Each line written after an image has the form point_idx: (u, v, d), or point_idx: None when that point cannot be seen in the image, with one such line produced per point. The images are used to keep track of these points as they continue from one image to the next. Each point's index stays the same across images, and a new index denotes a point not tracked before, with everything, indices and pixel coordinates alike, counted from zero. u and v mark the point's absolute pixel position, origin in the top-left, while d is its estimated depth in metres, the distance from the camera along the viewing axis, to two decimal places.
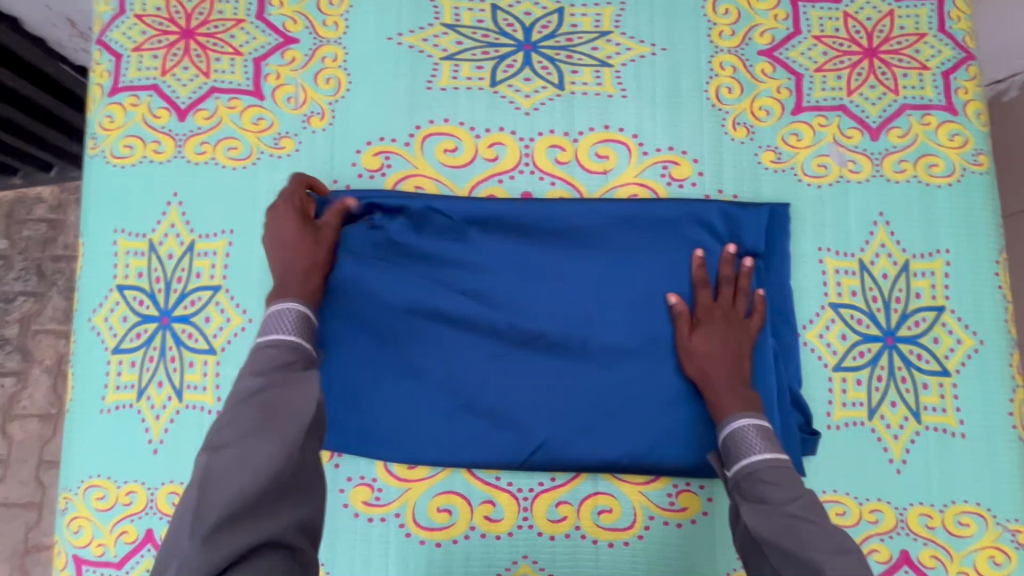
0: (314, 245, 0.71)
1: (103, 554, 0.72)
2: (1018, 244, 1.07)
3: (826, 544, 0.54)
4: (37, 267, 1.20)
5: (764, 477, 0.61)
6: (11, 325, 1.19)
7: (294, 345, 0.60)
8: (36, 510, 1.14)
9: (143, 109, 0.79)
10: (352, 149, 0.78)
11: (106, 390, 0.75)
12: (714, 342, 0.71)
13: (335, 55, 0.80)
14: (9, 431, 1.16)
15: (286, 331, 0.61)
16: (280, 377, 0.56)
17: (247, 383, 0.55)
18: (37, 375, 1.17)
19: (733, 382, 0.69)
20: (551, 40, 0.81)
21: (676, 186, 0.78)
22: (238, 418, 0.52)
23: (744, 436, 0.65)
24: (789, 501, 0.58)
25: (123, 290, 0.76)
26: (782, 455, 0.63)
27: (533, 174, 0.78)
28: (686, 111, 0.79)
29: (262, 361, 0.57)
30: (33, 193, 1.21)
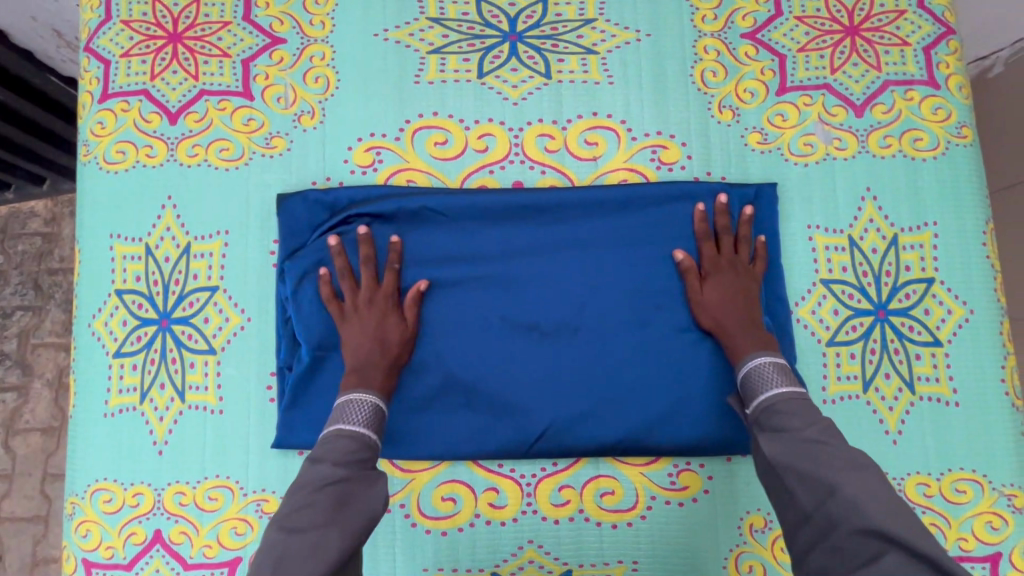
0: (396, 323, 0.72)
1: (112, 556, 0.72)
2: (1008, 217, 1.10)
3: (841, 462, 0.57)
4: (34, 280, 1.20)
5: (782, 408, 0.63)
6: (10, 340, 1.19)
7: (365, 436, 0.64)
8: (42, 523, 1.15)
9: (134, 114, 0.79)
10: (343, 146, 0.79)
11: (109, 394, 0.75)
12: (723, 290, 0.73)
13: (323, 53, 0.81)
14: (12, 445, 1.17)
15: (354, 421, 0.64)
16: (351, 472, 0.60)
17: (324, 469, 0.59)
18: (38, 389, 1.18)
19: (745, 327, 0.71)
20: (536, 31, 0.81)
21: (665, 170, 0.79)
22: (313, 506, 0.57)
23: (760, 371, 0.67)
24: (807, 428, 0.60)
25: (121, 295, 0.76)
26: (797, 387, 0.65)
27: (523, 164, 0.79)
28: (673, 95, 0.80)
29: (335, 452, 0.61)
30: (27, 208, 1.22)
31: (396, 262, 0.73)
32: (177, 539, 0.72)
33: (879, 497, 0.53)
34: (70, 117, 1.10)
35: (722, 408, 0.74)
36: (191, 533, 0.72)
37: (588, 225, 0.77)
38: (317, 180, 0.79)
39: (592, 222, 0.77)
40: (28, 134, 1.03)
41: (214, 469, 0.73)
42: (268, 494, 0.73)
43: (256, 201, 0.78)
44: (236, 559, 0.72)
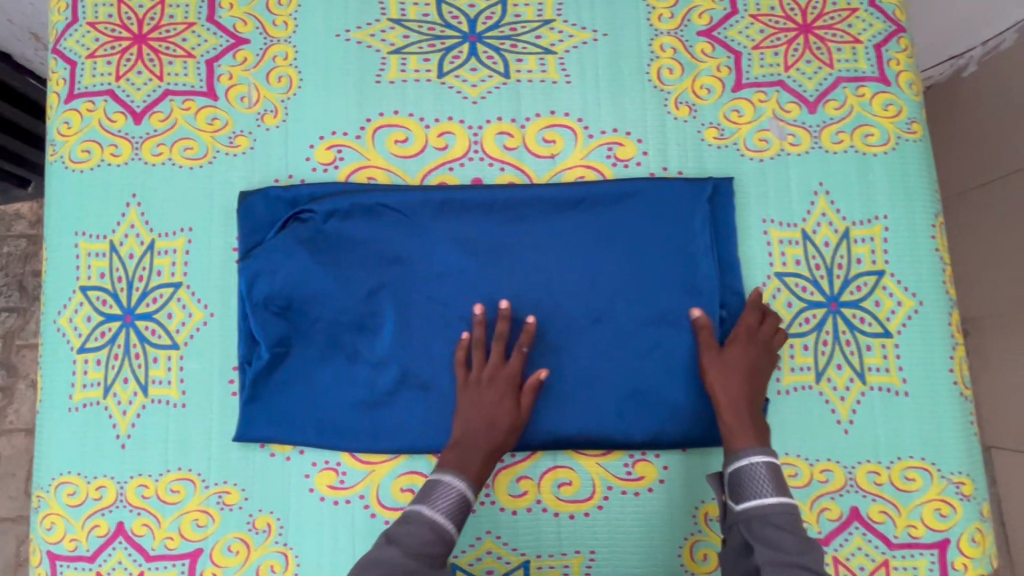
0: (512, 408, 0.71)
1: (75, 549, 0.73)
2: (988, 213, 1.13)
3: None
4: (19, 282, 1.20)
5: (774, 522, 0.62)
6: None
7: (444, 532, 0.63)
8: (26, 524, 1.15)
9: (99, 114, 0.80)
10: (305, 144, 0.81)
11: (73, 388, 0.76)
12: (733, 361, 0.72)
13: (286, 54, 0.82)
14: None
15: (439, 508, 0.64)
16: (420, 566, 0.61)
17: (394, 557, 0.61)
18: (22, 389, 1.18)
19: (744, 406, 0.69)
20: (495, 31, 0.83)
21: (622, 166, 0.81)
22: None
23: (756, 471, 0.64)
24: (800, 552, 0.60)
25: (86, 291, 0.77)
26: (790, 497, 0.64)
27: (482, 161, 0.80)
28: (630, 92, 0.82)
29: (408, 539, 0.62)
30: (11, 210, 1.22)
31: (525, 344, 0.72)
32: (139, 531, 0.73)
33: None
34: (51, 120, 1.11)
35: (675, 400, 0.75)
36: (153, 526, 0.73)
37: (545, 220, 0.78)
38: (280, 178, 0.80)
39: (549, 217, 0.78)
40: (16, 138, 1.04)
41: (176, 462, 0.75)
42: (230, 486, 0.74)
43: (219, 198, 0.80)
44: (198, 551, 0.73)
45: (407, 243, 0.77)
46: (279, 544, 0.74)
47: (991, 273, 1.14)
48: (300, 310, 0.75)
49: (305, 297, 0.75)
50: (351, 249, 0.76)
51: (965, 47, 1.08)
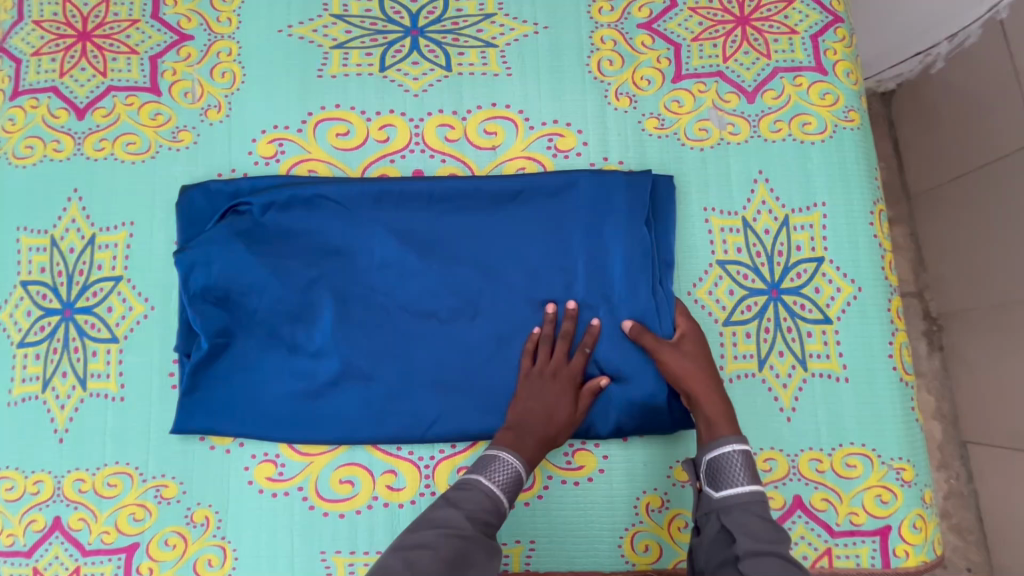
0: (569, 406, 0.71)
1: (12, 544, 0.73)
2: (958, 206, 1.13)
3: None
4: None
5: (755, 509, 0.60)
6: None
7: (497, 501, 0.63)
8: None
9: (43, 111, 0.81)
10: (248, 139, 0.81)
11: (12, 383, 0.76)
12: (691, 349, 0.72)
13: (229, 50, 0.83)
14: None
15: (497, 478, 0.64)
16: (478, 534, 0.60)
17: (455, 517, 0.60)
18: None
19: (715, 391, 0.69)
20: (437, 25, 0.84)
21: (562, 157, 0.81)
22: (440, 554, 0.56)
23: (736, 456, 0.64)
24: (781, 541, 0.58)
25: (26, 286, 0.77)
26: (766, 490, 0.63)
27: (423, 153, 0.81)
28: (570, 84, 0.83)
29: (467, 504, 0.62)
30: None
31: (588, 345, 0.74)
32: (76, 525, 0.73)
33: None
34: None
35: (616, 388, 0.74)
36: (90, 520, 0.73)
37: (485, 210, 0.78)
38: (222, 172, 0.81)
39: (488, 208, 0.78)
40: None
41: (115, 455, 0.74)
42: (168, 479, 0.74)
43: (161, 193, 0.80)
44: (135, 545, 0.73)
45: (346, 235, 0.77)
46: (216, 538, 0.73)
47: (963, 266, 1.13)
48: (239, 302, 0.76)
49: (243, 288, 0.75)
50: (292, 242, 0.77)
51: (931, 42, 1.08)
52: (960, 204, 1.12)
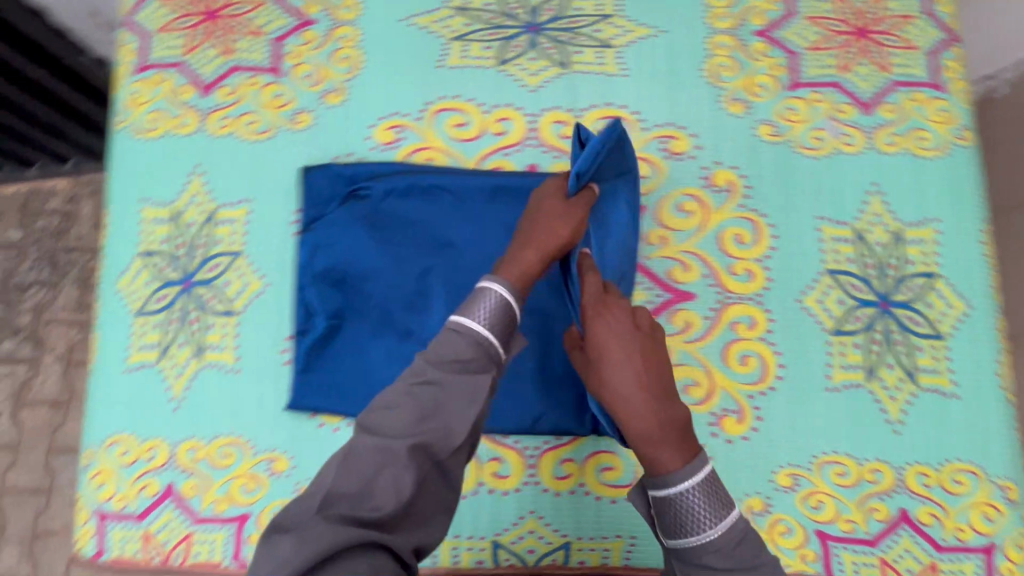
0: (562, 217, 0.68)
1: (124, 507, 0.75)
2: (1011, 237, 1.08)
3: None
4: (50, 257, 1.71)
5: (714, 563, 0.55)
6: (27, 314, 1.69)
7: (477, 340, 0.58)
8: (39, 485, 1.60)
9: (169, 86, 0.83)
10: (367, 124, 0.82)
11: (129, 350, 0.78)
12: (611, 346, 0.63)
13: (351, 36, 0.85)
14: (23, 417, 1.66)
15: (477, 319, 0.59)
16: (451, 378, 0.56)
17: (424, 369, 0.57)
18: (49, 361, 1.68)
19: (646, 403, 0.60)
20: (556, 22, 0.85)
21: (675, 159, 0.82)
22: (401, 409, 0.55)
23: (687, 502, 0.57)
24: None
25: (147, 256, 0.79)
26: (729, 523, 0.56)
27: (538, 148, 0.82)
28: (686, 88, 0.84)
29: (441, 348, 0.58)
30: (51, 193, 1.71)
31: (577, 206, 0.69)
32: (189, 493, 0.75)
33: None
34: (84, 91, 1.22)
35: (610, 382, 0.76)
36: (202, 488, 0.75)
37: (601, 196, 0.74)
38: (339, 155, 0.82)
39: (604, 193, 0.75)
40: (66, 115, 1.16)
41: (228, 427, 0.76)
42: (279, 453, 0.75)
43: (280, 172, 0.82)
44: (245, 515, 0.74)
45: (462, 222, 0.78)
46: None
47: (1009, 294, 1.08)
48: (354, 284, 0.77)
49: (363, 271, 0.77)
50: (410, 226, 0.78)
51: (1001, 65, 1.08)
52: (1016, 231, 1.08)
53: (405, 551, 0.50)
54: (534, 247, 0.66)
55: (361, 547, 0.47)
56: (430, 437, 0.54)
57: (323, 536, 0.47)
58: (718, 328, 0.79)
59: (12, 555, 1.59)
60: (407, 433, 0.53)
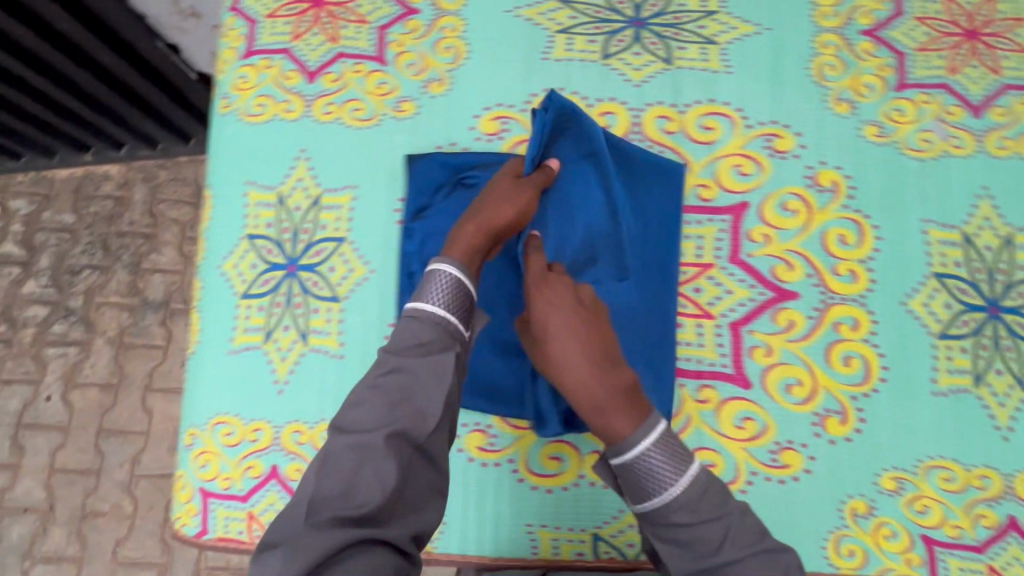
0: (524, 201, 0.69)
1: (228, 488, 0.76)
2: None
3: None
4: (103, 242, 1.66)
5: (686, 519, 0.56)
6: (79, 296, 1.64)
7: (436, 319, 0.60)
8: (96, 473, 1.56)
9: (276, 71, 0.83)
10: (471, 114, 0.83)
11: (235, 332, 0.79)
12: (552, 325, 0.64)
13: (454, 26, 0.85)
14: (73, 398, 1.60)
15: (432, 301, 0.61)
16: (415, 364, 0.58)
17: (387, 360, 0.58)
18: (101, 344, 1.62)
19: (593, 375, 0.61)
20: (660, 18, 0.85)
21: (780, 158, 0.82)
22: (371, 406, 0.55)
23: (650, 464, 0.57)
24: (721, 540, 0.55)
25: (253, 239, 0.80)
26: (694, 476, 0.56)
27: (642, 143, 0.83)
28: (791, 86, 0.83)
29: (403, 335, 0.59)
30: (103, 173, 1.68)
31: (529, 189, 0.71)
32: (293, 476, 0.75)
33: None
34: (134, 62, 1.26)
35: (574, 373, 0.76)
36: None
37: (672, 199, 0.80)
38: (443, 144, 0.82)
39: (676, 197, 0.80)
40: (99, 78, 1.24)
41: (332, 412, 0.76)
42: None
43: (384, 160, 0.82)
44: None
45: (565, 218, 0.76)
46: None
47: None
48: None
49: None
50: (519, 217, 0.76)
51: None
52: None
53: (401, 539, 0.52)
54: (474, 224, 0.66)
55: (357, 544, 0.48)
56: (406, 423, 0.55)
57: (315, 542, 0.48)
58: (821, 329, 0.79)
59: (59, 534, 1.54)
60: (382, 423, 0.54)
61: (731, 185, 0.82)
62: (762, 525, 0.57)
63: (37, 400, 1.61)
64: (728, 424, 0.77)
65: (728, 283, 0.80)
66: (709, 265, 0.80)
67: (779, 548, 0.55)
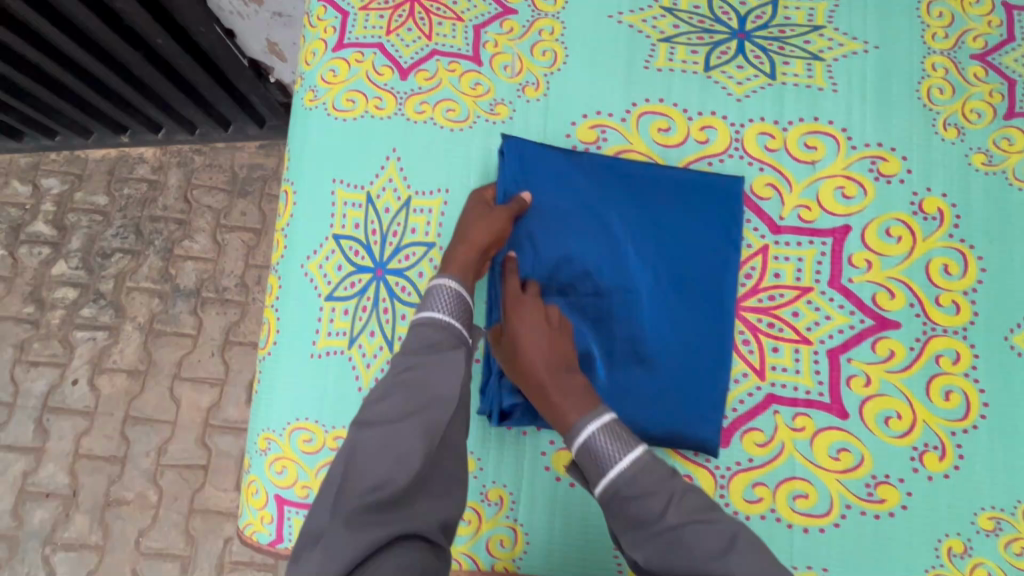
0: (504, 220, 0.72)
1: (306, 496, 0.74)
2: None
3: (715, 544, 0.56)
4: (135, 225, 1.52)
5: (630, 492, 0.60)
6: (109, 280, 1.50)
7: (442, 324, 0.64)
8: (178, 471, 1.39)
9: (368, 66, 0.81)
10: (568, 121, 0.80)
11: (318, 335, 0.77)
12: (521, 331, 0.69)
13: (552, 28, 0.83)
14: (98, 383, 1.45)
15: (439, 310, 0.65)
16: (430, 359, 0.62)
17: (403, 359, 0.63)
18: (129, 331, 1.47)
19: (548, 373, 0.67)
20: (764, 30, 0.82)
21: (884, 181, 0.79)
22: (390, 401, 0.60)
23: (596, 445, 0.63)
24: (663, 509, 0.58)
25: (339, 240, 0.78)
26: (638, 453, 0.61)
27: (742, 159, 0.80)
28: (898, 107, 0.80)
29: (414, 341, 0.64)
30: (138, 155, 1.55)
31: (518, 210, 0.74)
32: None
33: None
34: (191, 49, 1.21)
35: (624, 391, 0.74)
36: None
37: (729, 216, 0.77)
38: None
39: (735, 220, 0.77)
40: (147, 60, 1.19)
41: None
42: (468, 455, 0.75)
43: (476, 164, 0.79)
44: None
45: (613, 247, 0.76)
46: (508, 520, 0.74)
47: None
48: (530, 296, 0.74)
49: (565, 273, 0.75)
50: (572, 241, 0.76)
51: None
52: None
53: (432, 527, 0.56)
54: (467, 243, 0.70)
55: (391, 535, 0.52)
56: (425, 413, 0.59)
57: (353, 531, 0.51)
58: (921, 360, 0.76)
59: (82, 521, 1.38)
60: (406, 415, 0.59)
61: (833, 207, 0.79)
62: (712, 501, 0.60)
63: (64, 384, 1.45)
64: (822, 454, 0.75)
65: (827, 309, 0.77)
66: (808, 288, 0.78)
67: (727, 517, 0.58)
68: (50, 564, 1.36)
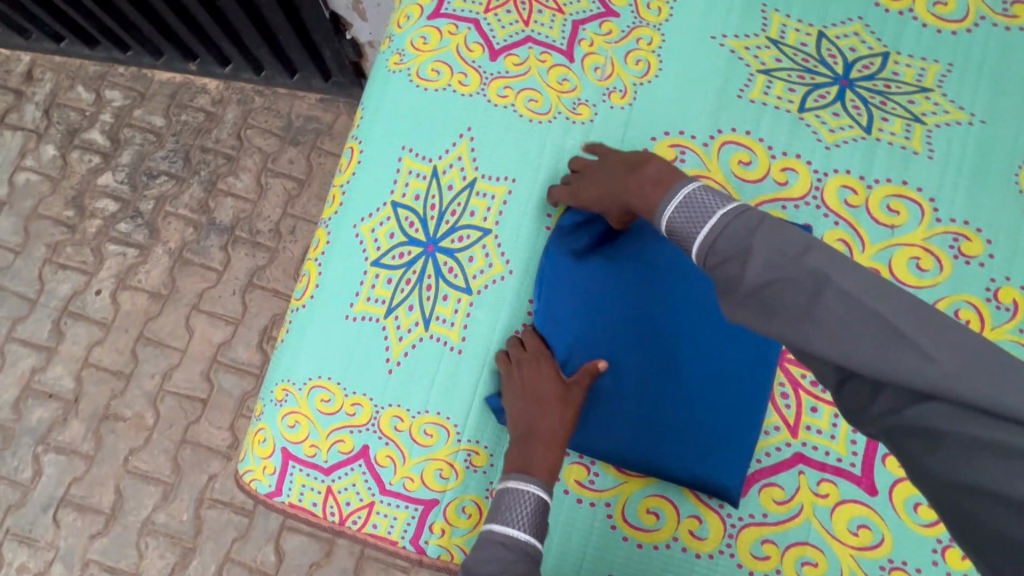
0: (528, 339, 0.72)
1: (313, 455, 0.73)
2: None
3: (800, 300, 0.46)
4: (185, 152, 1.53)
5: (715, 259, 0.53)
6: (150, 201, 1.51)
7: (521, 546, 0.60)
8: (178, 400, 1.40)
9: (460, 40, 0.80)
10: (648, 134, 0.78)
11: (356, 298, 0.76)
12: (592, 182, 0.71)
13: (651, 39, 0.81)
14: (119, 298, 1.46)
15: (514, 526, 0.61)
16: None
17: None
18: (159, 254, 1.48)
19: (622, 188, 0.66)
20: (869, 81, 0.79)
21: (963, 261, 0.76)
22: None
23: (685, 219, 0.57)
24: (745, 268, 0.50)
25: (396, 208, 0.77)
26: (724, 218, 0.54)
27: (818, 209, 0.77)
28: (992, 188, 0.77)
29: (487, 563, 0.58)
30: (202, 84, 1.56)
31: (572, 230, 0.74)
32: (382, 462, 0.72)
33: (968, 347, 0.40)
34: None
35: (650, 418, 0.71)
36: (397, 461, 0.72)
37: None
38: None
39: None
40: None
41: (436, 406, 0.73)
42: (480, 446, 0.72)
43: (546, 158, 0.78)
44: (434, 501, 0.71)
45: (653, 282, 0.73)
46: None
47: None
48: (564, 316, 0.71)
49: (613, 292, 0.73)
50: (613, 266, 0.73)
51: None
52: None
53: None
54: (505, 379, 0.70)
55: None
56: None
57: None
58: None
59: (78, 428, 1.39)
60: None
61: (904, 275, 0.75)
62: (809, 238, 0.49)
63: (86, 292, 1.46)
64: (840, 525, 0.71)
65: None
66: None
67: (817, 262, 0.46)
68: (40, 463, 1.38)
